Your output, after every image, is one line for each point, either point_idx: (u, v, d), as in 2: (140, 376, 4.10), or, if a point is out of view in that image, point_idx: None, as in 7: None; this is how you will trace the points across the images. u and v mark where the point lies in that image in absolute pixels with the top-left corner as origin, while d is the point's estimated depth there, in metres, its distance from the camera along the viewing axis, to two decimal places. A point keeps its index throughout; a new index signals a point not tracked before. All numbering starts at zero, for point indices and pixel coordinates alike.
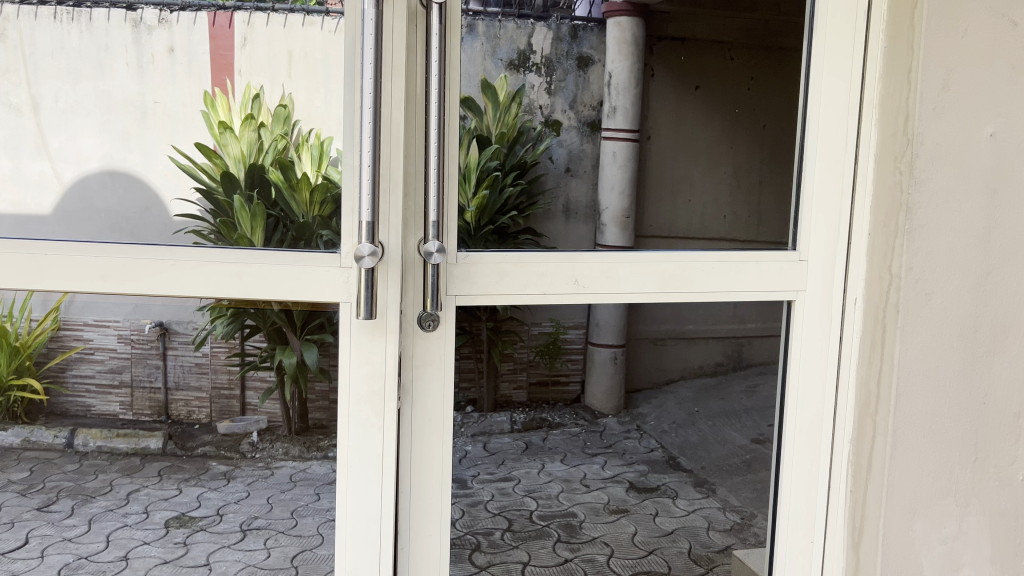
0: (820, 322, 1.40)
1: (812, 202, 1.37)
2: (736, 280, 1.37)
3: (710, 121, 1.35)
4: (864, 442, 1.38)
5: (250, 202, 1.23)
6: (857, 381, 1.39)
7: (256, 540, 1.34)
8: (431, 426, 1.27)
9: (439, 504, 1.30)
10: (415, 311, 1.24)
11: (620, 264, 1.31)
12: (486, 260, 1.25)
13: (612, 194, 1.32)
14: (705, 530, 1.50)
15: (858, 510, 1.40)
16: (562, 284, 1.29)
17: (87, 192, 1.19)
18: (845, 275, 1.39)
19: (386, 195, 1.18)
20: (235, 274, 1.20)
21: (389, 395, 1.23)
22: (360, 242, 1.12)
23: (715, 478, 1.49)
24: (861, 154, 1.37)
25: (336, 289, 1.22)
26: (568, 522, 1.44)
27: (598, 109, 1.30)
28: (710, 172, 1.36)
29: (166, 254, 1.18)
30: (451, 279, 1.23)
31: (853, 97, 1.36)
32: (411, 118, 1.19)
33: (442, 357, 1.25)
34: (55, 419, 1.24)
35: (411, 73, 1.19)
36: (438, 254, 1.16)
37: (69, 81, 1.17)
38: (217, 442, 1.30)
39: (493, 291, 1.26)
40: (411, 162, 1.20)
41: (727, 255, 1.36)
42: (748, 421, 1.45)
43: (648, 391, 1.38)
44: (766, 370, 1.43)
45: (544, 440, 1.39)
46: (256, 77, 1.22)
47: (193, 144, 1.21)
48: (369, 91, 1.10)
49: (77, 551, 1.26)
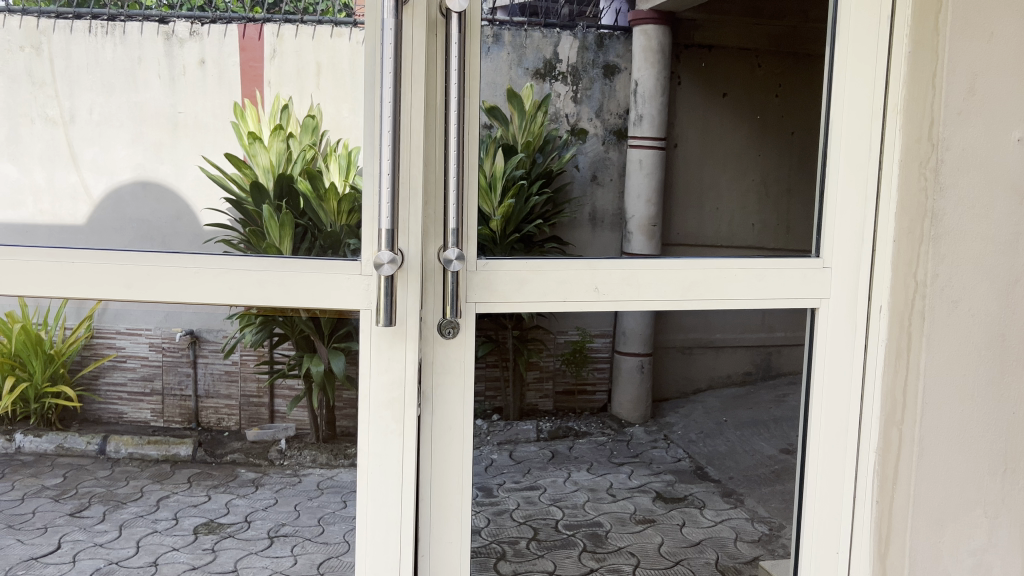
0: (844, 331, 1.38)
1: (837, 208, 1.36)
2: (759, 287, 1.36)
3: (737, 127, 1.34)
4: (890, 452, 1.37)
5: (279, 211, 1.24)
6: (882, 390, 1.37)
7: (283, 547, 1.34)
8: (451, 433, 1.28)
9: (460, 513, 1.30)
10: (434, 318, 1.24)
11: (643, 270, 1.31)
12: (505, 267, 1.25)
13: (638, 202, 1.32)
14: (732, 540, 1.48)
15: (885, 521, 1.39)
16: (582, 292, 1.28)
17: (120, 204, 1.22)
18: (870, 282, 1.37)
19: (406, 203, 1.19)
20: (259, 281, 1.22)
21: (409, 402, 1.24)
22: (380, 250, 1.12)
23: (743, 488, 1.46)
24: (885, 158, 1.35)
25: (357, 297, 1.23)
26: (594, 532, 1.42)
27: (625, 117, 1.30)
28: (737, 181, 1.35)
29: (189, 262, 1.21)
30: (470, 287, 1.24)
31: (877, 100, 1.34)
32: (432, 127, 1.20)
33: (463, 364, 1.26)
34: (88, 425, 1.26)
35: (431, 81, 1.20)
36: (457, 263, 1.16)
37: (104, 94, 1.20)
38: (246, 450, 1.31)
39: (511, 299, 1.26)
40: (433, 170, 1.21)
41: (752, 263, 1.35)
42: (779, 431, 1.43)
43: (677, 401, 1.37)
44: (795, 380, 1.41)
45: (570, 449, 1.38)
46: (285, 89, 1.23)
47: (223, 155, 1.23)
48: (388, 100, 1.10)
49: (108, 557, 1.28)
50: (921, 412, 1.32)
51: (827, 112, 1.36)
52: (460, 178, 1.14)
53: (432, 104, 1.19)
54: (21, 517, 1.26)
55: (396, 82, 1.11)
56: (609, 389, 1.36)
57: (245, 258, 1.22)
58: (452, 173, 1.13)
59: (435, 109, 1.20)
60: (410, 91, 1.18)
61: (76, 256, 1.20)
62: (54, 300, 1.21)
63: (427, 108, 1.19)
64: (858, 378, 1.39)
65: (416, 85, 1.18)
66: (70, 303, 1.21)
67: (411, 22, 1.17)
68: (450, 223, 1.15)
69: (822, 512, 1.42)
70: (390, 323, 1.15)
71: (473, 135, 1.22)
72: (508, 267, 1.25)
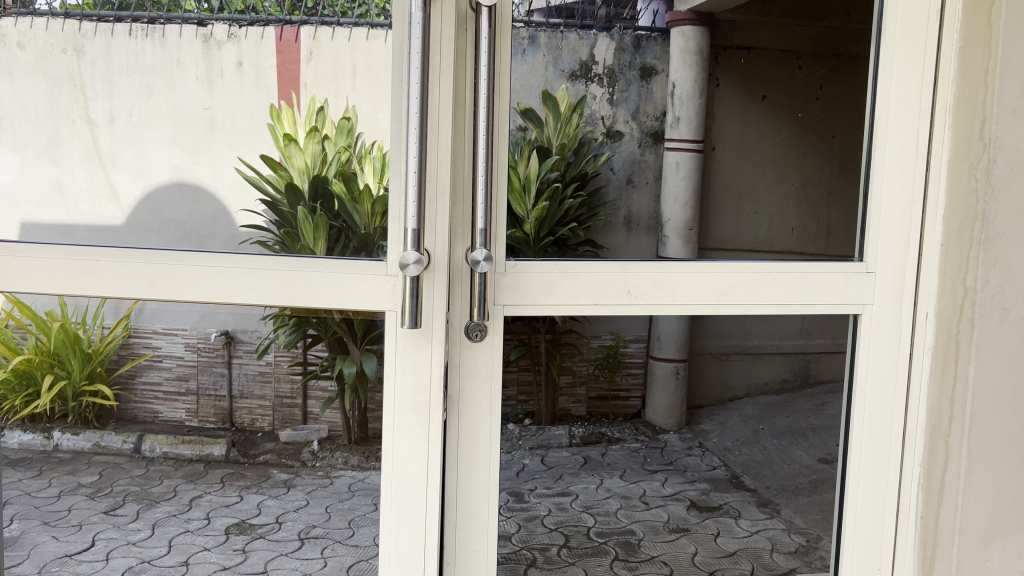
0: (888, 336, 1.35)
1: (882, 211, 1.33)
2: (800, 290, 1.33)
3: (776, 131, 1.32)
4: (935, 466, 1.33)
5: (313, 213, 1.24)
6: (929, 400, 1.33)
7: (313, 549, 1.33)
8: (477, 439, 1.27)
9: (486, 518, 1.29)
10: (462, 320, 1.23)
11: (675, 273, 1.29)
12: (535, 269, 1.24)
13: (674, 205, 1.30)
14: (769, 551, 1.44)
15: (930, 537, 1.34)
16: (614, 295, 1.27)
17: (158, 204, 1.23)
18: (916, 289, 1.33)
19: (433, 203, 1.18)
20: (288, 282, 1.22)
21: (433, 408, 1.23)
22: (406, 250, 1.12)
23: (780, 498, 1.43)
24: (934, 159, 1.31)
25: (382, 297, 1.22)
26: (627, 540, 1.40)
27: (661, 119, 1.28)
28: (776, 184, 1.33)
29: (213, 261, 1.21)
30: (500, 289, 1.23)
31: (924, 99, 1.31)
32: (462, 128, 1.19)
33: (490, 367, 1.25)
34: (124, 424, 1.28)
35: (461, 82, 1.19)
36: (484, 263, 1.14)
37: (142, 95, 1.21)
38: (280, 450, 1.31)
39: (543, 301, 1.25)
40: (462, 170, 1.20)
41: (791, 266, 1.33)
42: (815, 439, 1.40)
43: (711, 408, 1.35)
44: (834, 389, 1.38)
45: (603, 455, 1.36)
46: (321, 90, 1.23)
47: (259, 156, 1.24)
48: (416, 100, 1.10)
49: (140, 555, 1.29)
50: (970, 422, 1.28)
51: (870, 111, 1.33)
52: (489, 177, 1.13)
53: (461, 104, 1.19)
54: (56, 514, 1.29)
55: (425, 78, 1.10)
56: (643, 395, 1.34)
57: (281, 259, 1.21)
58: (479, 172, 1.13)
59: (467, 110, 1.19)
60: (438, 93, 1.17)
61: (118, 255, 1.21)
62: (94, 300, 1.22)
63: (457, 108, 1.19)
64: (902, 390, 1.35)
65: (444, 85, 1.17)
66: (104, 301, 1.23)
67: (441, 21, 1.17)
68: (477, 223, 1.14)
69: (861, 525, 1.38)
70: (416, 324, 1.15)
71: (503, 136, 1.21)
72: (539, 270, 1.24)
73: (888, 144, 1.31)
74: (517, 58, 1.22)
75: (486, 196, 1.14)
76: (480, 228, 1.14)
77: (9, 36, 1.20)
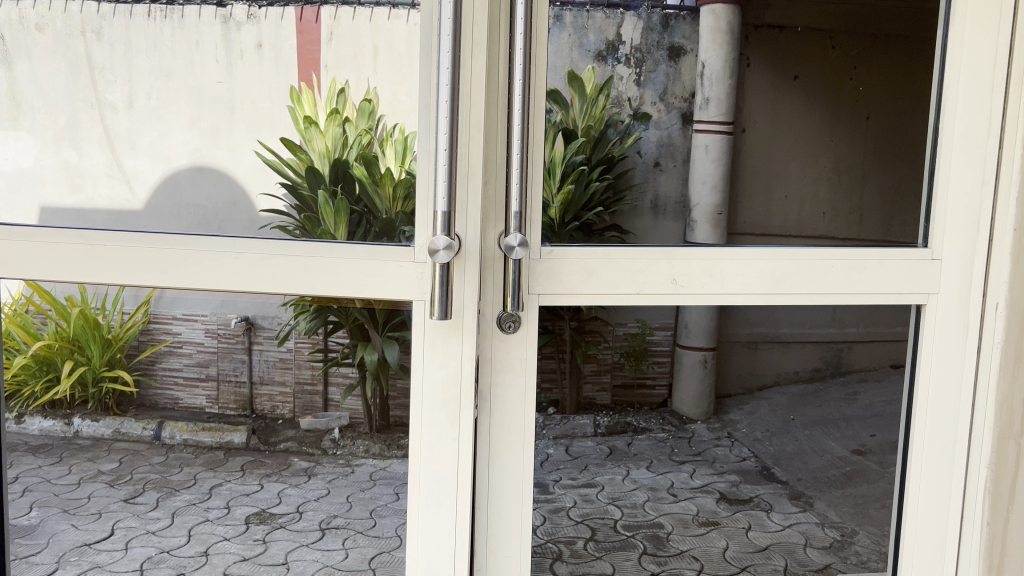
0: (955, 329, 1.31)
1: (951, 192, 1.29)
2: (859, 279, 1.29)
3: (810, 113, 1.27)
4: (1005, 466, 1.30)
5: (334, 197, 1.22)
6: (998, 398, 1.29)
7: (334, 540, 1.31)
8: (510, 432, 1.24)
9: (518, 512, 1.26)
10: (493, 312, 1.21)
11: (712, 258, 1.25)
12: (571, 255, 1.21)
13: (703, 189, 1.26)
14: (802, 546, 1.39)
15: (997, 539, 1.32)
16: (659, 282, 1.24)
17: (178, 188, 1.21)
18: (985, 278, 1.30)
19: (465, 184, 1.16)
20: (307, 266, 1.19)
21: (466, 401, 1.20)
22: (436, 234, 1.09)
23: (812, 491, 1.38)
24: (1007, 137, 1.27)
25: (410, 286, 1.19)
26: (655, 534, 1.37)
27: (690, 101, 1.24)
28: (807, 167, 1.28)
29: (230, 247, 1.18)
30: (534, 277, 1.20)
31: (998, 74, 1.27)
32: (494, 113, 1.18)
33: (525, 360, 1.22)
34: (144, 410, 1.27)
35: (496, 66, 1.17)
36: (520, 249, 1.12)
37: (162, 78, 1.19)
38: (300, 438, 1.29)
39: (578, 288, 1.22)
40: (493, 154, 1.19)
41: (834, 253, 1.29)
42: (847, 430, 1.37)
43: (741, 398, 1.31)
44: (866, 377, 1.34)
45: (628, 445, 1.33)
46: (341, 72, 1.21)
47: (279, 140, 1.22)
48: (445, 80, 1.08)
49: (159, 545, 1.29)
50: None
51: (937, 86, 1.30)
52: (523, 159, 1.10)
53: (495, 88, 1.17)
54: (76, 502, 1.28)
55: (455, 47, 1.08)
56: (670, 382, 1.30)
57: (304, 244, 1.19)
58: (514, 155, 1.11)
59: (500, 95, 1.17)
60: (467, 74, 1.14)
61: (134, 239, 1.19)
62: (112, 288, 1.22)
63: (489, 92, 1.17)
64: (969, 388, 1.31)
65: (476, 63, 1.14)
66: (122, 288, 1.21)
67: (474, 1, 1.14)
68: (512, 205, 1.12)
69: (922, 527, 1.34)
70: (446, 316, 1.12)
71: (536, 122, 1.20)
72: (576, 255, 1.21)
73: (956, 121, 1.27)
74: (552, 41, 1.20)
75: (519, 179, 1.11)
76: (514, 211, 1.12)
77: (28, 19, 1.18)
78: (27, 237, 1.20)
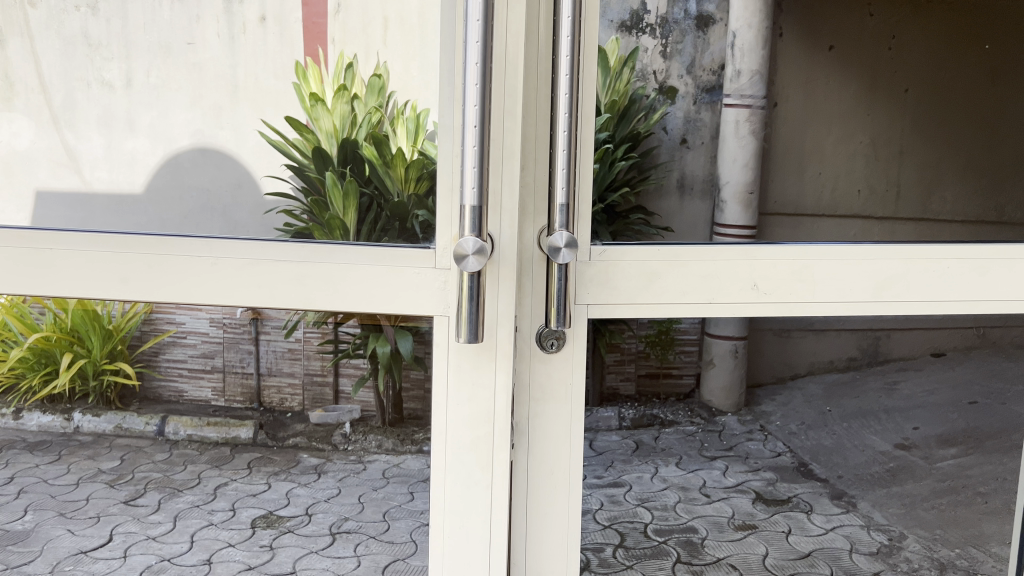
0: None
1: None
2: (981, 281, 1.24)
3: (845, 85, 1.19)
4: None
5: (343, 179, 1.15)
6: None
7: (346, 546, 1.24)
8: (549, 448, 1.21)
9: (551, 529, 1.23)
10: (531, 325, 1.16)
11: (741, 259, 1.19)
12: (631, 257, 1.16)
13: (734, 167, 1.17)
14: (848, 553, 1.29)
15: None
16: (736, 287, 1.19)
17: (179, 170, 1.15)
18: None
19: (499, 171, 1.10)
20: (298, 276, 1.15)
21: (500, 418, 1.17)
22: (464, 237, 1.03)
23: (855, 490, 1.29)
24: None
25: (434, 295, 1.14)
26: (689, 540, 1.28)
27: (720, 74, 1.15)
28: (842, 142, 1.20)
29: (206, 252, 1.15)
30: (583, 282, 1.16)
31: None
32: (537, 104, 1.11)
33: (567, 378, 1.19)
34: (148, 404, 1.21)
35: (537, 50, 1.09)
36: (568, 254, 1.06)
37: (161, 55, 1.14)
38: (309, 433, 1.23)
39: (636, 290, 1.18)
40: (530, 142, 1.11)
41: (893, 247, 1.22)
42: (890, 423, 1.30)
43: (772, 387, 1.24)
44: (905, 366, 1.28)
45: (654, 440, 1.27)
46: (349, 46, 1.13)
47: (284, 118, 1.14)
48: (479, 65, 1.01)
49: (160, 553, 1.22)
50: None
51: None
52: (571, 149, 1.04)
53: (540, 76, 1.10)
54: (73, 505, 1.22)
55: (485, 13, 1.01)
56: (698, 372, 1.23)
57: (312, 242, 1.15)
58: (558, 143, 1.05)
59: (542, 84, 1.11)
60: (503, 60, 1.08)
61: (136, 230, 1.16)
62: (101, 284, 1.16)
63: (528, 79, 1.10)
64: None
65: (512, 36, 1.08)
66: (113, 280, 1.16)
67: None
68: (558, 199, 1.07)
69: None
70: (476, 340, 1.07)
71: (586, 111, 1.14)
72: (628, 256, 1.16)
73: None
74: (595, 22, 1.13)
75: (566, 170, 1.05)
76: (561, 204, 1.07)
77: None
78: (27, 237, 1.16)
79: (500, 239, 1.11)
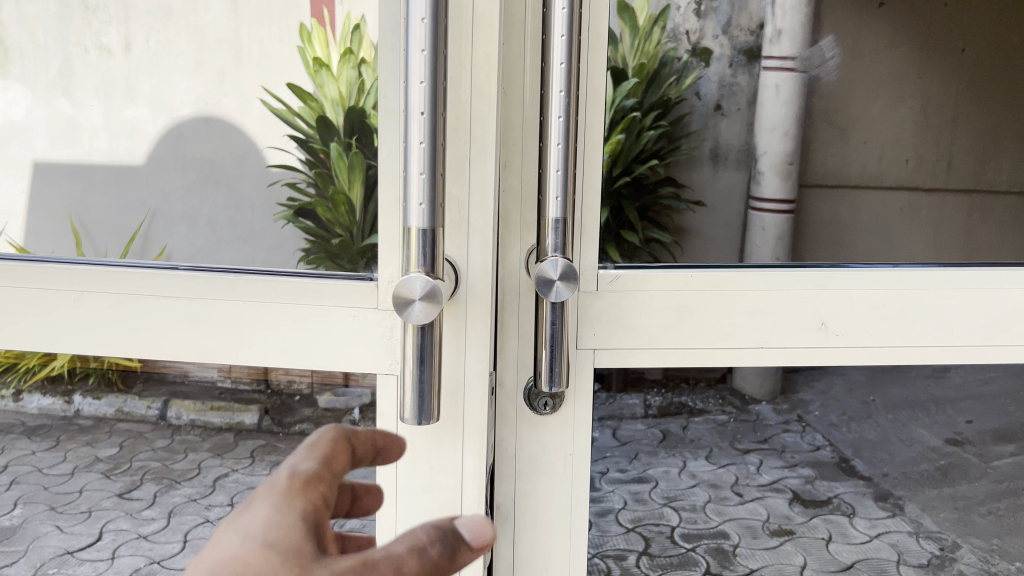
0: None
1: None
2: None
3: (892, 46, 1.09)
4: None
5: (348, 150, 1.06)
6: None
7: (347, 548, 1.19)
8: (534, 510, 1.11)
9: None
10: (514, 379, 1.07)
11: (749, 292, 1.08)
12: (647, 289, 1.07)
13: (772, 136, 1.08)
14: (894, 564, 1.21)
15: None
16: (769, 322, 1.09)
17: (180, 140, 1.09)
18: None
19: (464, 186, 0.95)
20: (193, 317, 1.09)
21: (472, 489, 1.04)
22: (410, 280, 0.84)
23: (902, 490, 1.23)
24: None
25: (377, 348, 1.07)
26: (719, 545, 1.22)
27: (758, 33, 1.05)
28: (890, 108, 1.10)
29: (67, 287, 1.09)
30: (589, 321, 1.06)
31: None
32: (513, 103, 1.00)
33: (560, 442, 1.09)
34: (151, 386, 1.14)
35: (509, 48, 0.98)
36: (564, 289, 0.92)
37: (161, 18, 1.07)
38: (319, 418, 1.15)
39: (664, 326, 1.08)
40: (513, 143, 1.00)
41: (906, 278, 1.10)
42: (941, 417, 1.23)
43: (810, 372, 1.13)
44: (964, 356, 1.13)
45: (684, 430, 1.19)
46: (358, 5, 1.03)
47: (285, 85, 1.06)
48: (425, 61, 0.82)
49: (149, 555, 1.22)
50: None
51: None
52: (567, 154, 0.91)
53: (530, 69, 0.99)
54: (65, 500, 1.21)
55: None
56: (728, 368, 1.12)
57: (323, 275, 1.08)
58: (550, 149, 0.91)
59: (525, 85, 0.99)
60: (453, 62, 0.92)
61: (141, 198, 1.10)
62: (82, 273, 1.09)
63: (505, 80, 0.99)
64: None
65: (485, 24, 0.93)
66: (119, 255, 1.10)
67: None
68: (550, 214, 0.93)
69: None
70: (429, 418, 0.89)
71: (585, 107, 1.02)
72: (644, 289, 1.06)
73: None
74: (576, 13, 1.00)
75: (561, 178, 0.91)
76: (555, 220, 0.93)
77: None
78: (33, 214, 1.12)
79: (468, 276, 0.97)
